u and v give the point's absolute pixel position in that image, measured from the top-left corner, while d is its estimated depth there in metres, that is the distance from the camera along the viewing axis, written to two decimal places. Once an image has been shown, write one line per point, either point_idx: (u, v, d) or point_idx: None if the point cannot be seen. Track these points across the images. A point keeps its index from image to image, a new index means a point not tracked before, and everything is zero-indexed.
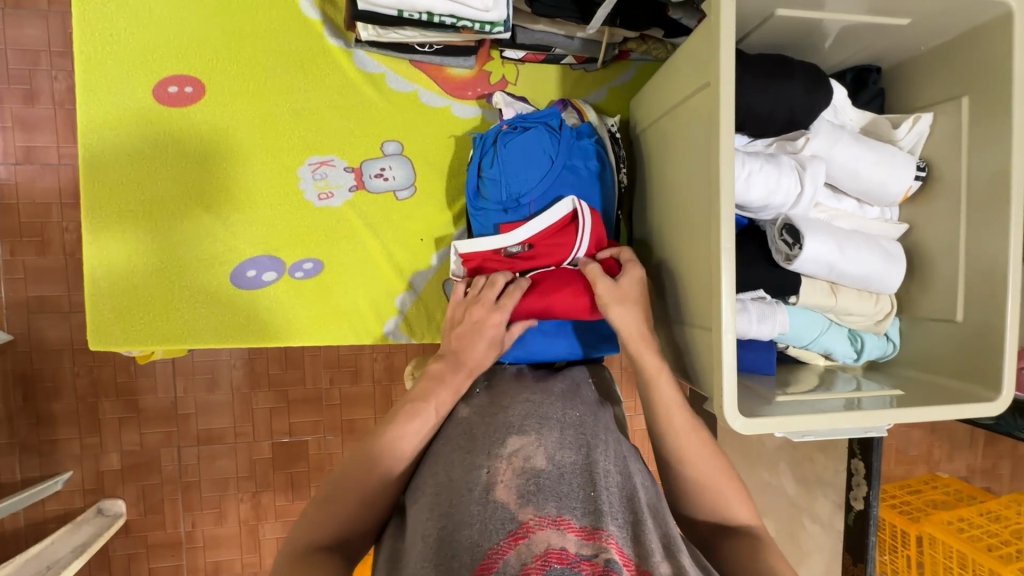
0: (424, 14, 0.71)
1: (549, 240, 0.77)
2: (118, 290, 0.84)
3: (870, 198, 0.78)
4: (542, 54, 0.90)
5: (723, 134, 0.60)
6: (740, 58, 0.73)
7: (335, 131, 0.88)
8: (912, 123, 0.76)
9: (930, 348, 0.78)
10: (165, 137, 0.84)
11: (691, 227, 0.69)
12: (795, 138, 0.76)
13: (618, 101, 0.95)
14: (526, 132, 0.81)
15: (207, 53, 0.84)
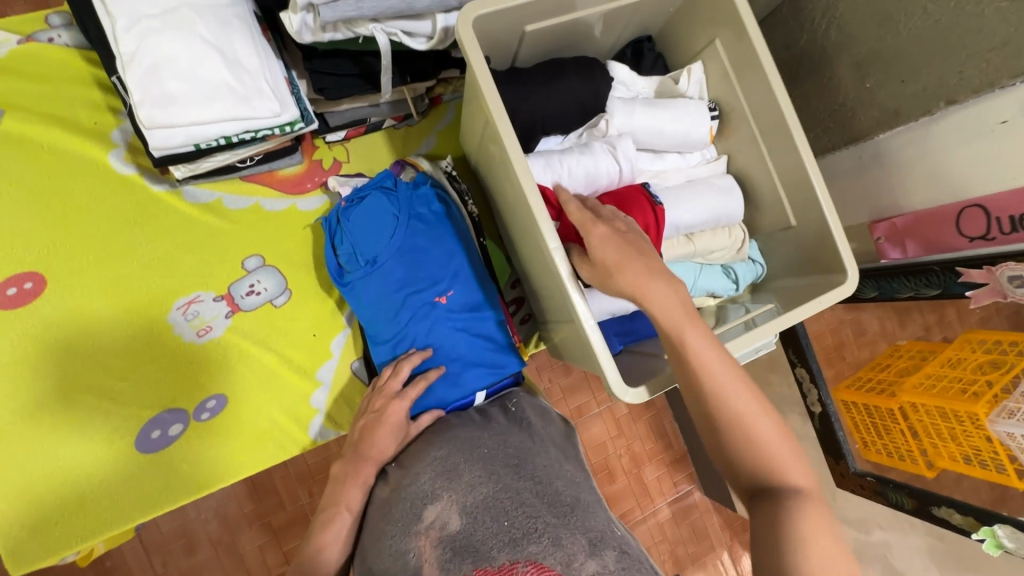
0: (219, 138, 0.75)
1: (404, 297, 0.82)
2: (24, 506, 0.81)
3: (684, 147, 0.86)
4: (361, 127, 0.93)
5: (512, 153, 0.66)
6: (516, 75, 0.80)
7: (192, 267, 0.89)
8: (689, 74, 0.85)
9: (789, 255, 0.85)
10: (22, 338, 0.83)
11: (530, 237, 0.74)
12: (597, 122, 0.83)
13: (449, 142, 1.01)
14: (364, 200, 0.82)
15: (35, 245, 0.84)
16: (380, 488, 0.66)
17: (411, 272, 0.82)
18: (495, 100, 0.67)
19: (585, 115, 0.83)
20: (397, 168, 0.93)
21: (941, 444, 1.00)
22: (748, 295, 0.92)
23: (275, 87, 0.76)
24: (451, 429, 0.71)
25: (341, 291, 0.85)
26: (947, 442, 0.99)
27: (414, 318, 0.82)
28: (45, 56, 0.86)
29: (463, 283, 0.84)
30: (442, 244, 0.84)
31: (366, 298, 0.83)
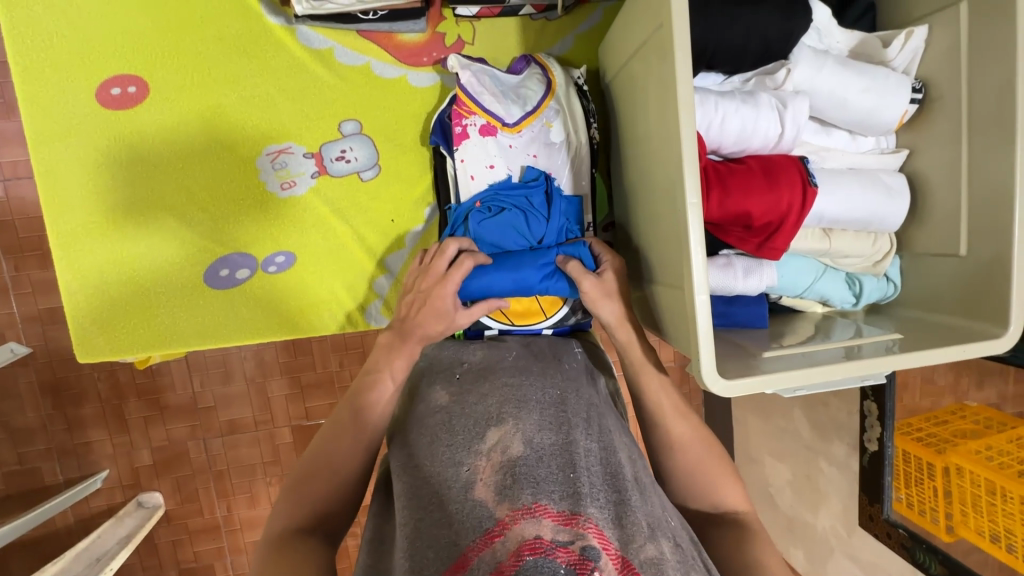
0: None
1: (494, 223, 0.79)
2: (97, 302, 0.84)
3: (862, 127, 0.72)
4: (497, 7, 0.84)
5: (681, 79, 0.56)
6: None
7: (291, 116, 0.85)
8: (905, 39, 0.69)
9: (934, 285, 0.73)
10: (118, 140, 0.82)
11: (658, 185, 0.66)
12: (775, 71, 0.70)
13: (585, 50, 0.89)
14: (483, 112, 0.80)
15: (145, 48, 0.81)
16: (438, 394, 0.63)
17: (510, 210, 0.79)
18: (683, 14, 0.56)
19: (761, 58, 0.70)
20: (521, 63, 0.84)
21: (972, 514, 0.97)
22: (862, 314, 0.81)
23: None
24: (520, 360, 0.68)
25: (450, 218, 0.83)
26: (980, 515, 0.96)
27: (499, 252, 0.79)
28: None
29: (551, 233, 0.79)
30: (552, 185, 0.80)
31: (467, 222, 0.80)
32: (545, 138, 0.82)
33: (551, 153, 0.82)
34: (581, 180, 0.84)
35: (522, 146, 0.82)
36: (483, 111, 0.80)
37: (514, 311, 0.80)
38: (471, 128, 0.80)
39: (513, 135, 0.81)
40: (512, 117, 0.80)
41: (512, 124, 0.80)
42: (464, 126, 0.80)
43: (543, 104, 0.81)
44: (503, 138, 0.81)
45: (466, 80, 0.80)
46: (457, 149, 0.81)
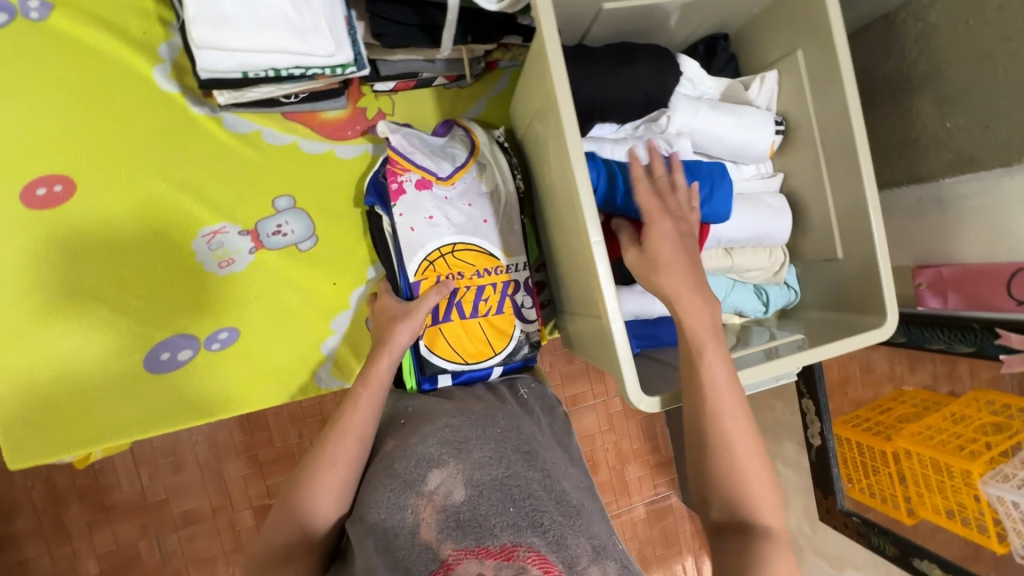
0: (269, 70, 0.73)
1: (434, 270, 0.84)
2: (30, 405, 0.81)
3: (741, 158, 0.82)
4: (411, 80, 0.91)
5: (569, 134, 0.64)
6: (584, 54, 0.76)
7: (224, 198, 0.88)
8: (761, 82, 0.81)
9: (826, 288, 0.82)
10: (46, 239, 0.82)
11: (567, 226, 0.72)
12: (658, 118, 0.79)
13: (498, 112, 0.98)
14: (415, 164, 0.84)
15: (70, 149, 0.83)
16: (385, 443, 0.65)
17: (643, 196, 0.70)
18: (563, 77, 0.64)
19: (646, 107, 0.79)
20: (444, 127, 0.92)
21: (927, 494, 0.97)
22: (774, 321, 0.89)
23: (333, 27, 0.73)
24: (462, 404, 0.70)
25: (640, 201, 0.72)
26: (934, 493, 0.96)
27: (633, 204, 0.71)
28: None
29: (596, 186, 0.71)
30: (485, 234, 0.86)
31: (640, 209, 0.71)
32: (477, 188, 0.87)
33: (484, 202, 0.87)
34: (513, 225, 0.88)
35: (457, 197, 0.86)
36: (417, 167, 0.84)
37: (466, 349, 0.85)
38: (407, 183, 0.84)
39: (447, 187, 0.85)
40: (445, 171, 0.86)
41: (445, 178, 0.85)
42: (400, 182, 0.84)
43: (471, 158, 0.87)
44: (439, 190, 0.85)
45: (399, 143, 0.85)
46: (394, 205, 0.84)
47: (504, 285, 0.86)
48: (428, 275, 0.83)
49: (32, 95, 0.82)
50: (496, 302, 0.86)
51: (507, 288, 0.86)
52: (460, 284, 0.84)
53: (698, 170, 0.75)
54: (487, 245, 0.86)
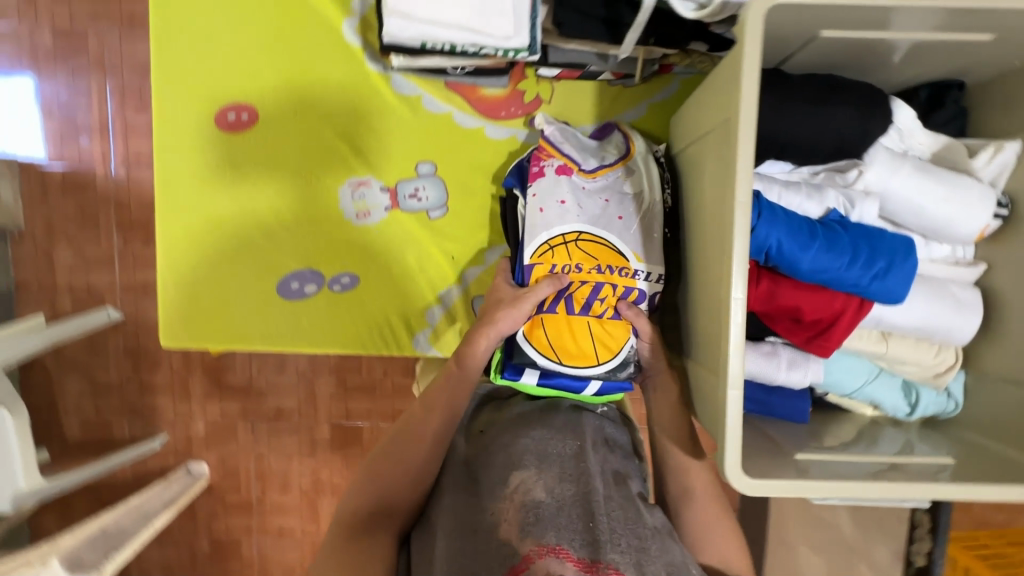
0: (446, 45, 0.75)
1: (552, 259, 0.78)
2: (186, 296, 0.95)
3: (937, 235, 0.69)
4: (577, 71, 0.87)
5: (741, 175, 0.58)
6: (781, 84, 0.67)
7: (375, 154, 0.93)
8: (994, 152, 0.67)
9: (998, 412, 0.69)
10: (228, 159, 0.93)
11: (711, 268, 0.67)
12: (846, 169, 0.69)
13: (657, 119, 0.91)
14: (560, 151, 0.83)
15: (261, 82, 0.92)
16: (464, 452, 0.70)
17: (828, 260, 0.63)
18: (751, 110, 0.57)
19: (834, 152, 0.69)
20: (603, 129, 0.89)
21: None
22: (916, 427, 0.76)
23: (517, 9, 0.73)
24: (543, 414, 0.72)
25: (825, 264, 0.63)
26: None
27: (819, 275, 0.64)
28: None
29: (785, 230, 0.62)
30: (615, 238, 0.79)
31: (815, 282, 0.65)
32: (622, 188, 0.82)
33: (625, 201, 0.81)
34: (652, 233, 0.80)
35: (597, 190, 0.82)
36: (563, 155, 0.83)
37: (566, 350, 0.76)
38: (548, 168, 0.82)
39: (588, 179, 0.82)
40: (589, 164, 0.83)
41: (587, 171, 0.82)
42: (542, 166, 0.82)
43: (622, 159, 0.84)
44: (578, 179, 0.82)
45: (549, 131, 0.85)
46: (530, 185, 0.82)
47: (625, 291, 0.77)
48: (546, 261, 0.78)
49: (243, 28, 0.91)
50: (612, 305, 0.77)
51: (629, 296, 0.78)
52: (574, 277, 0.77)
53: (879, 240, 0.64)
54: (618, 244, 0.79)
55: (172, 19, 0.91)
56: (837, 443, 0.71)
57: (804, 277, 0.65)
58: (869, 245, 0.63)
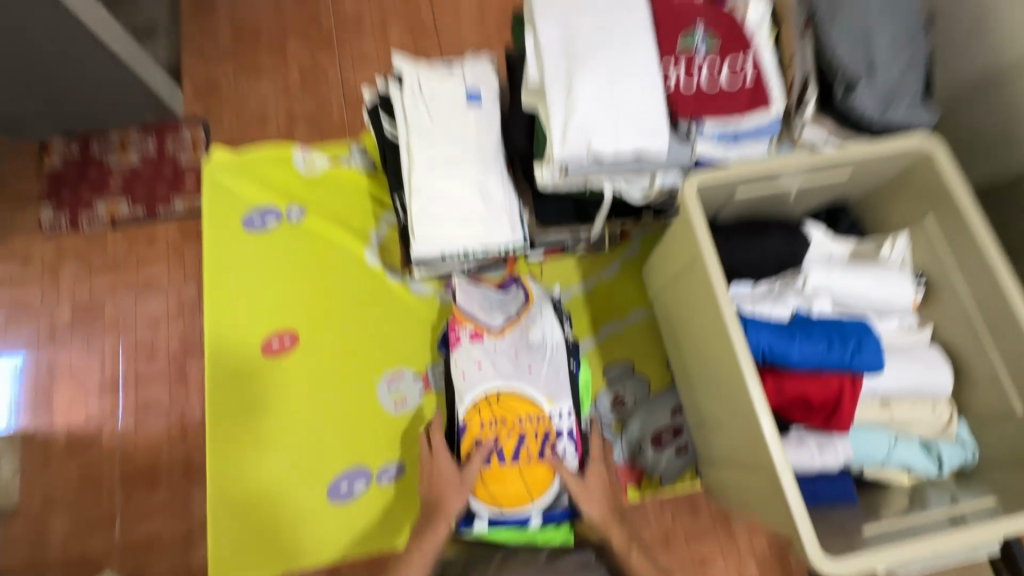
0: (461, 252, 0.93)
1: (480, 420, 0.91)
2: (237, 523, 0.97)
3: (883, 311, 0.85)
4: (558, 249, 1.08)
5: (723, 303, 0.76)
6: (719, 234, 0.89)
7: (405, 349, 1.06)
8: (892, 243, 0.87)
9: (1010, 448, 0.77)
10: (273, 381, 1.03)
11: (722, 379, 0.82)
12: (794, 277, 0.86)
13: (631, 274, 1.12)
14: (472, 317, 0.97)
15: (299, 310, 1.08)
16: None
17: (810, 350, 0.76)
18: (712, 254, 0.77)
19: (778, 268, 0.88)
20: (509, 283, 1.04)
21: None
22: (953, 483, 0.82)
23: (511, 216, 0.93)
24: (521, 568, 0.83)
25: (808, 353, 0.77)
26: None
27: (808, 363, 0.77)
28: (345, 176, 1.17)
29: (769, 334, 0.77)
30: (529, 389, 0.92)
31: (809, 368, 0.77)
32: (526, 339, 0.95)
33: (531, 351, 0.95)
34: (560, 373, 0.95)
35: (505, 347, 0.95)
36: (473, 321, 0.96)
37: (503, 496, 0.89)
38: (463, 335, 0.95)
39: (497, 338, 0.95)
40: (495, 323, 0.96)
41: (496, 329, 0.96)
42: (458, 333, 0.96)
43: (522, 313, 0.98)
44: (489, 341, 0.95)
45: (461, 296, 0.99)
46: (452, 354, 0.95)
47: (546, 433, 0.91)
48: (475, 418, 0.91)
49: (281, 272, 1.10)
50: (535, 447, 0.91)
51: (549, 437, 0.91)
52: (502, 430, 0.91)
53: (843, 325, 0.78)
54: (532, 391, 0.92)
55: (219, 277, 1.09)
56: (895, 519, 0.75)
57: (798, 367, 0.78)
58: (837, 330, 0.78)
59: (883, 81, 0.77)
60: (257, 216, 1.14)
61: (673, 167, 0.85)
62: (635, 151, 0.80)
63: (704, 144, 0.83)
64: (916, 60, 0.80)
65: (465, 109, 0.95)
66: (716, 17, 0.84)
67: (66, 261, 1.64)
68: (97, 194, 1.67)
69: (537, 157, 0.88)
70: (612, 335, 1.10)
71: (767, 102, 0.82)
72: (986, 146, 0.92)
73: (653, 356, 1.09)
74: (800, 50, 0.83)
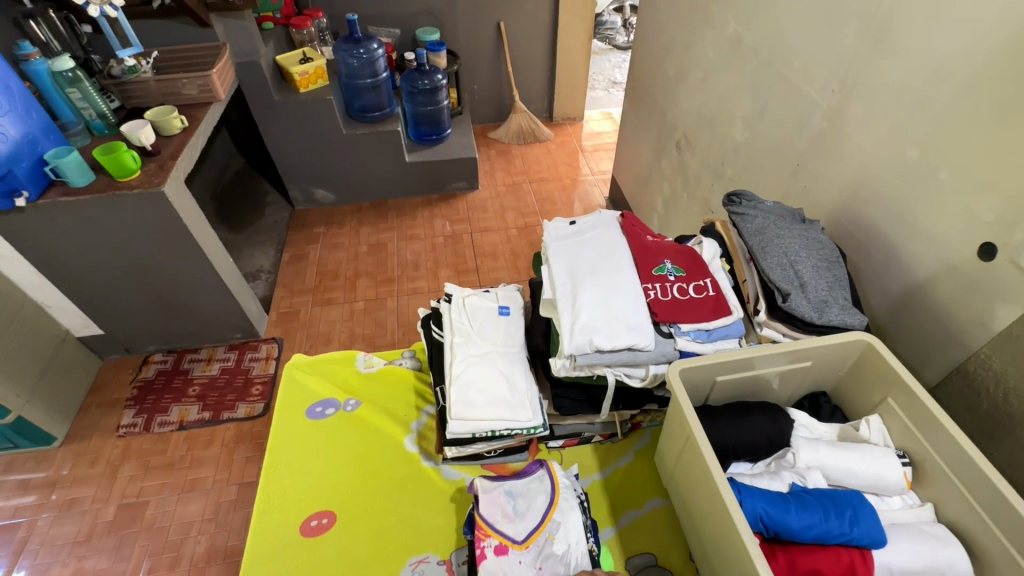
0: (488, 430, 1.09)
1: None
2: None
3: (879, 487, 0.92)
4: (575, 438, 1.23)
5: (712, 466, 0.86)
6: (711, 412, 1.02)
7: (431, 532, 1.11)
8: (868, 424, 0.99)
9: None
10: (305, 559, 1.07)
11: (727, 548, 0.85)
12: (785, 455, 0.96)
13: (644, 461, 1.20)
14: (496, 530, 1.01)
15: (341, 490, 1.18)
16: None
17: (805, 516, 0.82)
18: (699, 428, 0.91)
19: (771, 447, 0.98)
20: (536, 467, 1.12)
21: None
22: None
23: (531, 403, 1.12)
24: None
25: (808, 522, 0.82)
26: None
27: (809, 530, 0.82)
28: (397, 373, 1.45)
29: (766, 497, 0.85)
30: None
31: (813, 539, 0.82)
32: (550, 549, 0.99)
33: (555, 563, 0.98)
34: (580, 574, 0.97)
35: (529, 560, 0.98)
36: (498, 533, 1.00)
37: None
38: (488, 548, 0.99)
39: (522, 551, 0.99)
40: (521, 534, 1.00)
41: (521, 540, 1.00)
42: (483, 547, 0.99)
43: (546, 518, 1.02)
44: (513, 553, 0.98)
45: (485, 497, 1.05)
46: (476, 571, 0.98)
47: None
48: None
49: (329, 454, 1.25)
50: None
51: None
52: None
53: (836, 496, 0.85)
54: None
55: (276, 458, 1.24)
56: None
57: (802, 537, 0.82)
58: (832, 501, 0.84)
59: (813, 293, 1.02)
60: (318, 405, 1.35)
61: (662, 359, 1.05)
62: (627, 345, 1.02)
63: (682, 339, 1.05)
64: (838, 278, 1.06)
65: (498, 317, 1.23)
66: (682, 254, 1.14)
67: (128, 464, 1.95)
68: (172, 408, 2.11)
69: (552, 353, 1.12)
70: (631, 523, 1.11)
71: (729, 311, 1.06)
72: (928, 345, 1.10)
73: (674, 547, 1.07)
74: (751, 273, 1.11)
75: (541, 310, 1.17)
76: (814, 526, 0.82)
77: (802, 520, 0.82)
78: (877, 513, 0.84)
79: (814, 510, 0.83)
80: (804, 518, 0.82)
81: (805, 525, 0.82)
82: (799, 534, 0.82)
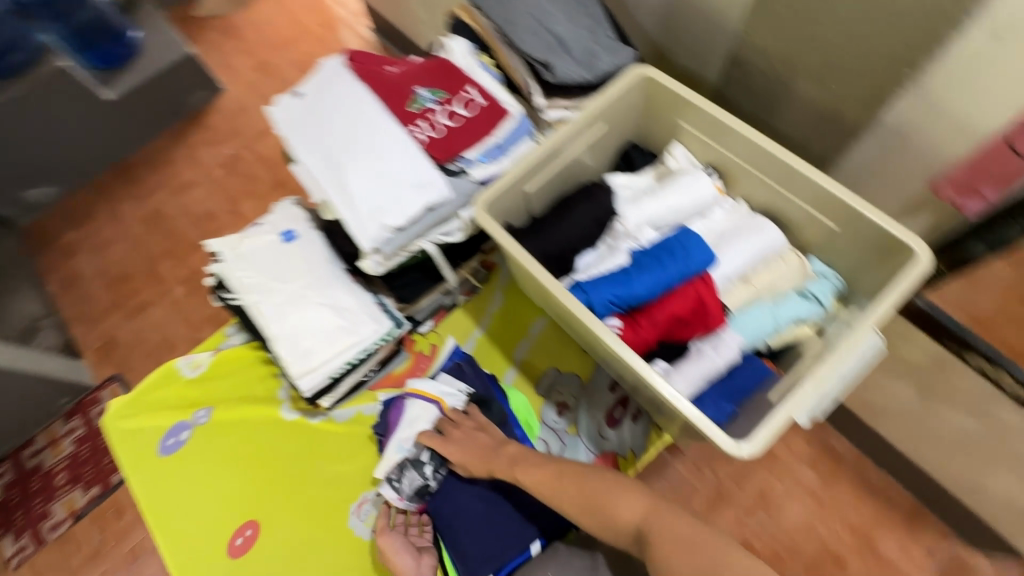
0: (346, 364, 0.98)
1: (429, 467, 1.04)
2: None
3: (700, 209, 0.94)
4: (443, 311, 1.14)
5: (549, 284, 0.81)
6: (538, 225, 0.96)
7: (355, 475, 1.09)
8: (674, 155, 0.98)
9: (849, 253, 0.87)
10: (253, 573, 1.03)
11: (596, 343, 0.86)
12: (616, 226, 0.94)
13: (511, 295, 1.17)
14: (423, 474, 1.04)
15: (248, 496, 1.08)
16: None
17: (646, 277, 0.83)
18: (525, 255, 0.84)
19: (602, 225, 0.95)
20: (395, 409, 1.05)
21: None
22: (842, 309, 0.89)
23: (370, 312, 1.00)
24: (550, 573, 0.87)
25: (651, 279, 0.83)
26: None
27: (652, 287, 0.84)
28: (232, 357, 1.17)
29: (608, 280, 0.84)
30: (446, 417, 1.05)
31: (660, 291, 0.84)
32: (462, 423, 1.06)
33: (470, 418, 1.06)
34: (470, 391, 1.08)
35: None
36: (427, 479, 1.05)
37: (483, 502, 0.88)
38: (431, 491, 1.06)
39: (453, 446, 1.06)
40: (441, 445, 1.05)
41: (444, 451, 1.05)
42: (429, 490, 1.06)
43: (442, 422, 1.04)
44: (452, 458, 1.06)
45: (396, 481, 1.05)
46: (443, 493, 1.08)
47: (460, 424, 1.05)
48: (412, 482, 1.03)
49: (214, 474, 1.10)
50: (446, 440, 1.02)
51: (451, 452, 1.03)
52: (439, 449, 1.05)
53: (667, 242, 0.87)
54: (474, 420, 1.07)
55: (159, 511, 1.08)
56: (780, 392, 0.76)
57: (652, 296, 0.84)
58: (664, 248, 0.86)
59: (577, 50, 0.91)
60: (169, 437, 1.13)
61: (468, 199, 0.94)
62: (424, 207, 0.88)
63: (477, 169, 0.93)
64: (596, 19, 0.94)
65: (287, 247, 1.02)
66: (430, 71, 0.94)
67: None
68: None
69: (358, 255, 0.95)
70: (527, 354, 1.14)
71: (508, 112, 0.93)
72: None
73: (569, 351, 1.13)
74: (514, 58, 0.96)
75: (326, 215, 0.98)
76: (656, 281, 0.83)
77: (644, 281, 0.83)
78: (702, 237, 0.88)
79: (651, 266, 0.84)
80: (646, 278, 0.83)
81: (648, 285, 0.83)
82: (647, 295, 0.84)
